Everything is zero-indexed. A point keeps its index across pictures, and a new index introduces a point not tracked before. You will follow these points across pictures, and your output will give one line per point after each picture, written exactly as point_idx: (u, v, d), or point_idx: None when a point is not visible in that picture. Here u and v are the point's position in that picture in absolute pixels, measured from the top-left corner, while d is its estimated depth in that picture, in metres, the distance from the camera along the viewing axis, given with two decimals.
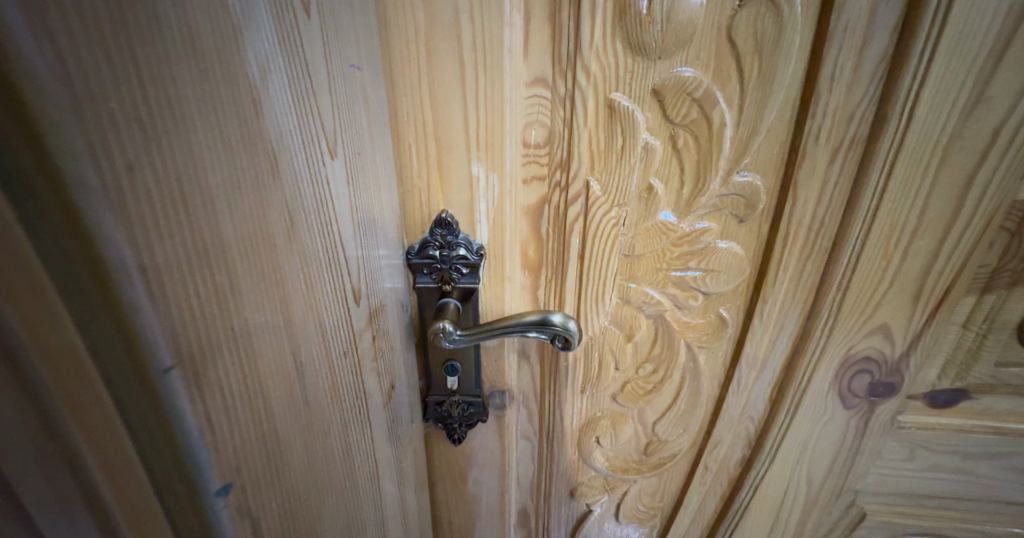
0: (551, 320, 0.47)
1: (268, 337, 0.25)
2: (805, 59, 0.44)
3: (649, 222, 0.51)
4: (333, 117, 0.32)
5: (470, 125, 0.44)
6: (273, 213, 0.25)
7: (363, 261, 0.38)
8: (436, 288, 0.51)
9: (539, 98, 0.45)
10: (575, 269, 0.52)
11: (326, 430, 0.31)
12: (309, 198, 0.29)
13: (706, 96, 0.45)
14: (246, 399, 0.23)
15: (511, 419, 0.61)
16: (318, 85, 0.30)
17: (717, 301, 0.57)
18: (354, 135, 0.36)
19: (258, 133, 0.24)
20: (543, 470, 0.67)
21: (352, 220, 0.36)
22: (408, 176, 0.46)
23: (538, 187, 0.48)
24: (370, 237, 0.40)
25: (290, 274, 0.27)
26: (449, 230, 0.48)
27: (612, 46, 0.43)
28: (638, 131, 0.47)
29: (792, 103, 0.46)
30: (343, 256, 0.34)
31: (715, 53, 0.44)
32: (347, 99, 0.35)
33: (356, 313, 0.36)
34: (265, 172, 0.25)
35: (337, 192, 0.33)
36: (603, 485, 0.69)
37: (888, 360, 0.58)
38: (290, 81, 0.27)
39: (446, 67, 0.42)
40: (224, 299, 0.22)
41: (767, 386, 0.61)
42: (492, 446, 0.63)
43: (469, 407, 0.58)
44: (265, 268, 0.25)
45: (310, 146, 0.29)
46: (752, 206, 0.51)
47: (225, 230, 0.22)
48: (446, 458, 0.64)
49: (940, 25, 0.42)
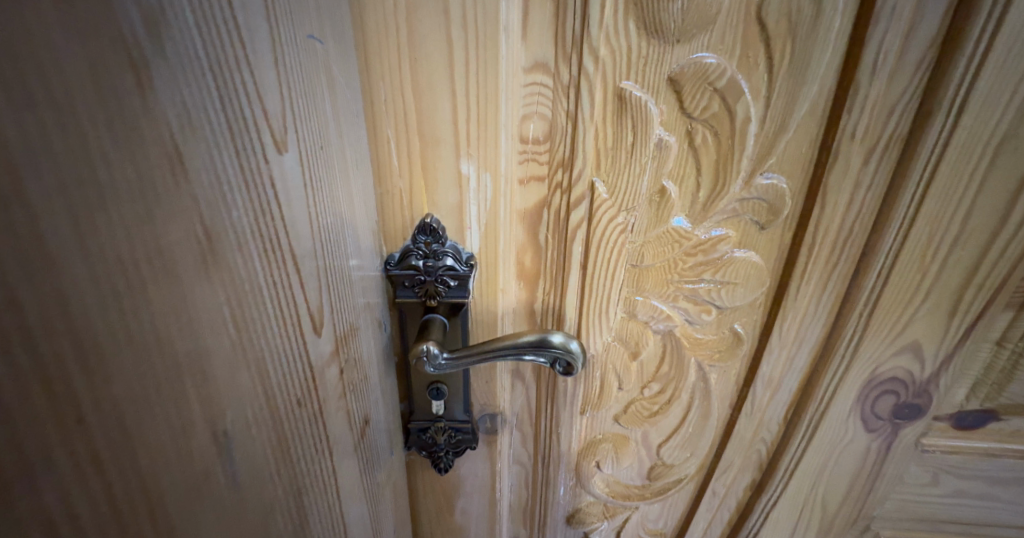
0: (550, 341, 0.41)
1: (156, 401, 0.19)
2: (844, 44, 0.38)
3: (660, 229, 0.46)
4: (278, 101, 0.26)
5: (460, 116, 0.38)
6: (173, 229, 0.19)
7: (325, 280, 0.31)
8: (419, 302, 0.44)
9: (538, 86, 0.38)
10: (577, 282, 0.47)
11: (262, 501, 0.25)
12: (240, 203, 0.23)
13: (730, 85, 0.40)
14: (109, 501, 0.17)
15: (503, 443, 0.56)
16: (253, 58, 0.24)
17: (731, 315, 0.51)
18: (311, 126, 0.29)
19: (142, 114, 0.18)
20: (537, 497, 0.61)
21: (312, 229, 0.29)
22: (387, 174, 0.40)
23: (536, 188, 0.42)
24: (336, 251, 0.33)
25: (205, 308, 0.21)
26: (435, 237, 0.42)
27: (624, 26, 0.37)
28: (651, 125, 0.41)
29: (826, 95, 0.40)
30: (296, 275, 0.28)
31: (744, 35, 0.38)
32: (300, 81, 0.28)
33: (316, 341, 0.30)
34: (158, 172, 0.18)
35: (286, 194, 0.26)
36: (603, 511, 0.63)
37: (917, 380, 0.53)
38: (203, 47, 0.20)
39: (432, 47, 0.36)
40: (62, 367, 0.16)
41: (782, 407, 0.56)
42: (482, 473, 0.57)
43: (457, 434, 0.52)
44: (155, 304, 0.19)
45: (239, 135, 0.23)
46: (776, 211, 0.45)
47: (72, 257, 0.16)
48: (432, 486, 0.57)
49: (1002, 7, 0.36)
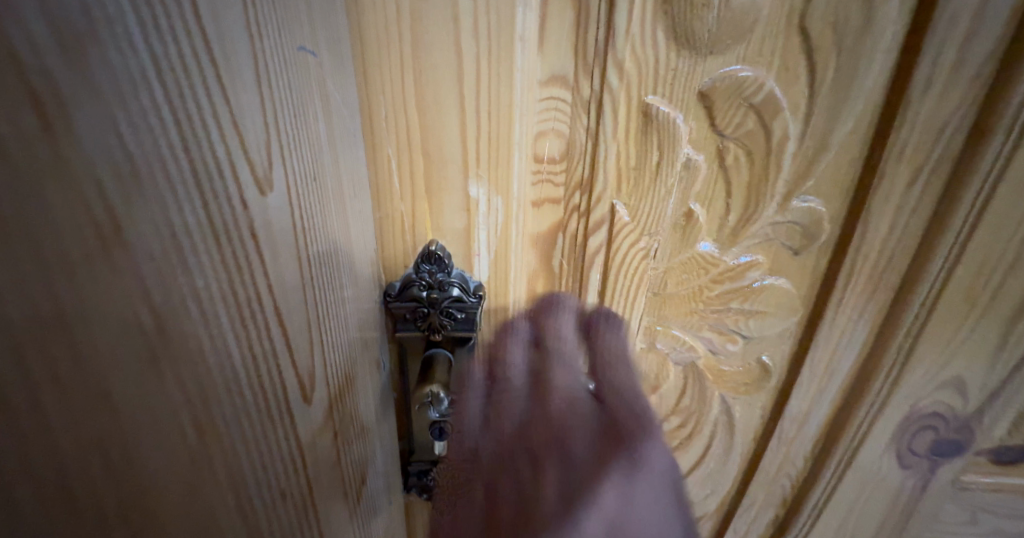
0: None
1: (63, 499, 0.17)
2: (893, 57, 0.35)
3: (686, 255, 0.42)
4: (253, 126, 0.22)
5: (468, 134, 0.34)
6: (102, 318, 0.17)
7: (309, 325, 0.28)
8: (421, 336, 0.41)
9: (555, 100, 0.35)
10: (593, 312, 0.43)
11: None
12: (192, 249, 0.19)
13: (767, 101, 0.36)
14: None
15: None
16: (221, 76, 0.20)
17: (759, 346, 0.47)
18: (296, 151, 0.25)
19: (66, 166, 0.15)
20: None
21: (294, 270, 0.26)
22: (388, 198, 0.36)
23: (550, 211, 0.38)
24: (325, 288, 0.29)
25: (141, 401, 0.18)
26: (440, 266, 0.38)
27: (652, 35, 0.34)
28: (678, 143, 0.37)
29: (871, 111, 0.36)
30: (266, 324, 0.24)
31: (784, 46, 0.34)
32: (284, 99, 0.24)
33: (290, 395, 0.26)
34: (81, 252, 0.16)
35: (261, 233, 0.23)
36: None
37: (959, 415, 0.49)
38: (149, 67, 0.17)
39: (439, 58, 0.32)
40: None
41: (809, 443, 0.52)
42: None
43: None
44: (71, 406, 0.16)
45: (196, 170, 0.19)
46: (811, 237, 0.41)
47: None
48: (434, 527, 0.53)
49: None
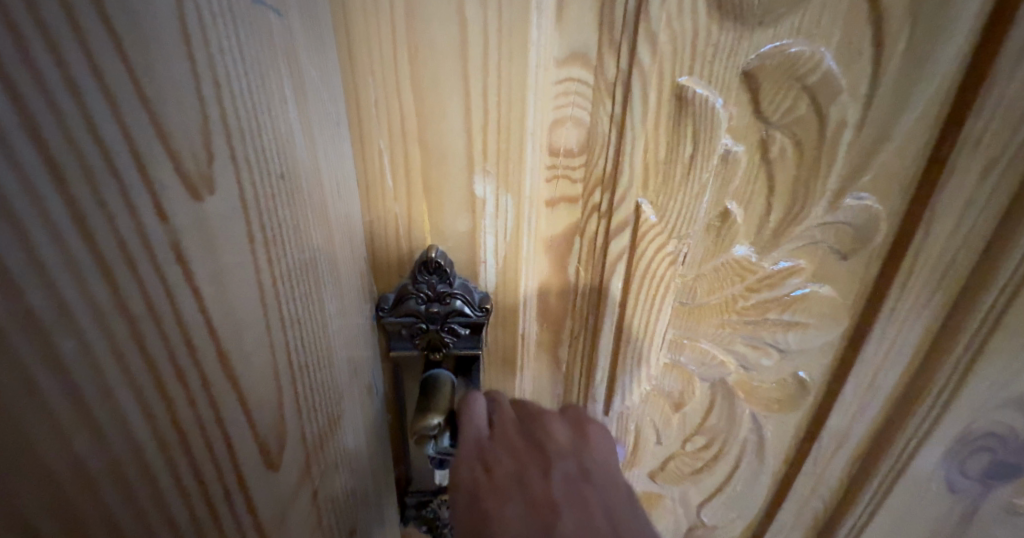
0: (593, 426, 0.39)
1: None
2: (976, 29, 0.29)
3: (719, 260, 0.36)
4: (195, 108, 0.17)
5: (473, 123, 0.29)
6: None
7: (273, 356, 0.23)
8: (419, 354, 0.36)
9: (575, 83, 0.30)
10: (613, 326, 0.38)
11: None
12: (100, 281, 0.14)
13: (823, 82, 0.31)
14: None
15: None
16: (142, 36, 0.14)
17: (797, 361, 0.42)
18: (254, 143, 0.20)
19: None
20: None
21: (253, 291, 0.21)
22: (378, 198, 0.31)
23: (566, 211, 0.33)
24: (297, 309, 0.24)
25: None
26: (439, 276, 0.33)
27: (693, 4, 0.28)
28: (717, 132, 0.32)
29: (944, 94, 0.31)
30: (218, 360, 0.19)
31: (848, 16, 0.29)
32: (238, 76, 0.19)
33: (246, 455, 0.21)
34: None
35: (206, 246, 0.18)
36: None
37: (1018, 436, 0.44)
38: None
39: (438, 30, 0.27)
40: None
41: (846, 464, 0.47)
42: None
43: None
44: None
45: (116, 165, 0.14)
46: (863, 239, 0.36)
47: None
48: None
49: None
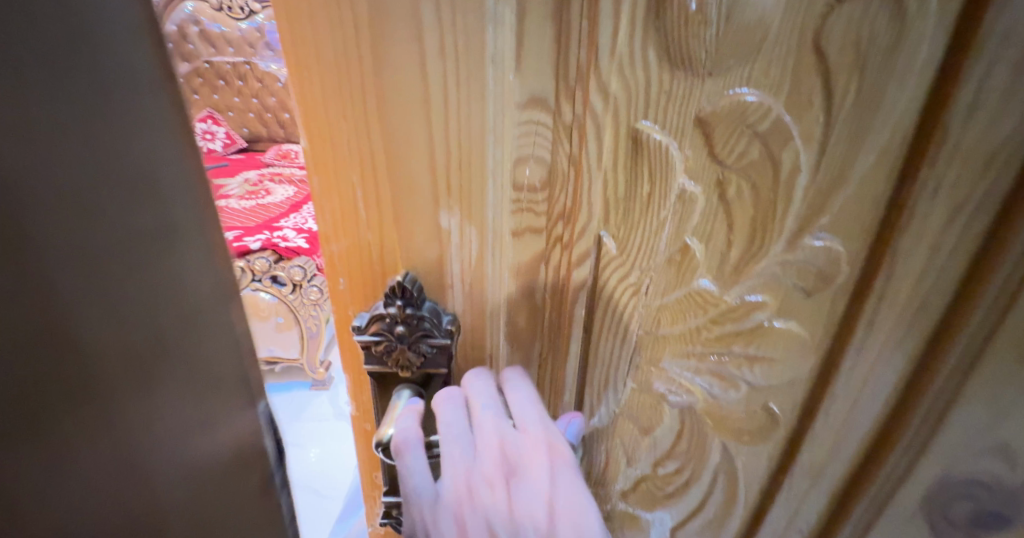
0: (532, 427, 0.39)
1: None
2: (928, 81, 0.30)
3: (682, 291, 0.38)
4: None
5: (438, 161, 0.32)
6: None
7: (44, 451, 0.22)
8: (392, 371, 0.38)
9: (535, 124, 0.31)
10: (578, 350, 0.39)
11: None
12: None
13: (773, 128, 0.32)
14: None
15: None
16: None
17: (767, 394, 0.42)
18: None
19: None
20: None
21: None
22: (353, 230, 0.34)
23: (531, 241, 0.35)
24: None
25: None
26: (408, 300, 0.35)
27: (643, 56, 0.30)
28: (673, 173, 0.34)
29: (899, 141, 0.32)
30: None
31: (796, 66, 0.30)
32: None
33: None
34: None
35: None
36: None
37: (1010, 490, 0.42)
38: None
39: (404, 79, 0.30)
40: None
41: (823, 499, 0.47)
42: None
43: None
44: None
45: None
46: (827, 277, 0.37)
47: None
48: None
49: None
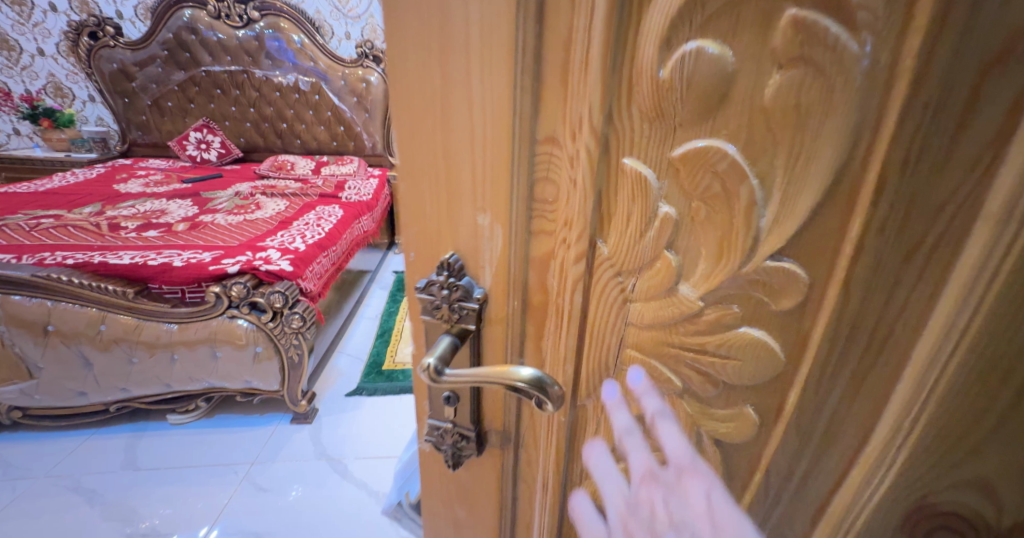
0: (545, 382, 0.47)
1: None
2: (864, 137, 0.38)
3: (663, 293, 0.46)
4: None
5: (478, 178, 0.46)
6: None
7: None
8: (439, 323, 0.52)
9: (548, 156, 0.45)
10: (575, 335, 0.49)
11: None
12: None
13: (731, 167, 0.41)
14: None
15: (506, 471, 0.57)
16: None
17: (742, 393, 0.48)
18: None
19: None
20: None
21: None
22: (421, 220, 0.50)
23: (544, 241, 0.48)
24: None
25: None
26: (452, 272, 0.49)
27: (628, 111, 0.42)
28: (651, 196, 0.43)
29: (844, 184, 0.39)
30: None
31: (749, 122, 0.40)
32: None
33: None
34: None
35: None
36: None
37: (991, 530, 0.45)
38: None
39: (459, 122, 0.45)
40: None
41: (807, 510, 0.51)
42: (480, 500, 0.60)
43: (462, 439, 0.54)
44: None
45: None
46: (790, 295, 0.43)
47: None
48: (437, 510, 0.62)
49: None
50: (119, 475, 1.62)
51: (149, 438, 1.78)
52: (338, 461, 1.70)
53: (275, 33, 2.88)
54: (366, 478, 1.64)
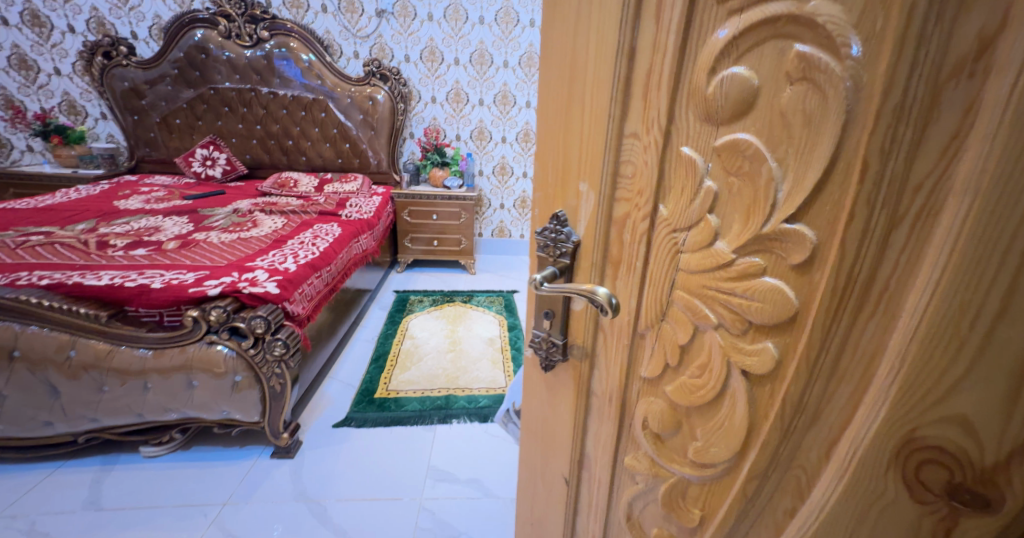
0: (609, 300, 0.66)
1: None
2: (853, 132, 0.53)
3: (705, 247, 0.63)
4: None
5: (584, 158, 0.69)
6: None
7: None
8: (547, 260, 0.75)
9: (631, 145, 0.66)
10: (642, 275, 0.69)
11: None
12: None
13: (757, 154, 0.58)
14: None
15: (586, 381, 0.77)
16: None
17: (766, 331, 0.62)
18: None
19: None
20: (598, 444, 0.79)
21: None
22: (547, 187, 0.74)
23: (623, 205, 0.68)
24: None
25: None
26: (558, 223, 0.73)
27: (687, 114, 0.62)
28: (700, 173, 0.62)
29: (841, 166, 0.55)
30: None
31: (771, 122, 0.57)
32: None
33: None
34: None
35: None
36: (648, 468, 0.74)
37: (975, 464, 0.53)
38: None
39: (576, 121, 0.69)
40: None
41: (820, 439, 0.62)
42: (564, 402, 0.80)
43: (553, 345, 0.76)
44: None
45: None
46: (801, 251, 0.58)
47: None
48: (536, 408, 0.84)
49: (996, 124, 0.47)
50: (77, 515, 1.53)
51: (117, 476, 1.68)
52: (317, 503, 1.61)
53: (282, 44, 3.21)
54: (345, 527, 1.53)
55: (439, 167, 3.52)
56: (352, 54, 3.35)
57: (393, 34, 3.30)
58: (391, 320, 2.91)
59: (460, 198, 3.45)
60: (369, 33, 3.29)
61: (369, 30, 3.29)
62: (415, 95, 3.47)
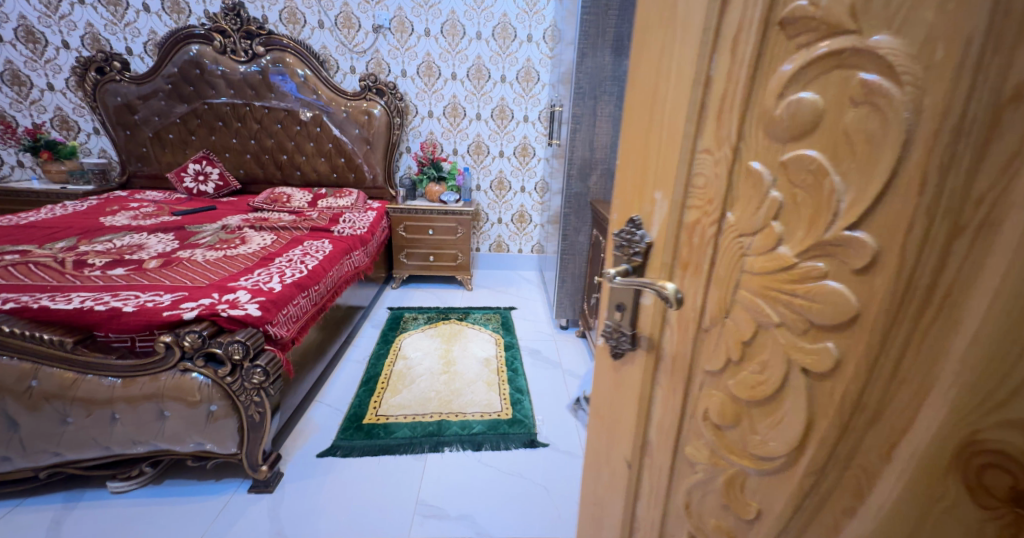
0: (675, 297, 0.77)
1: None
2: (913, 149, 0.59)
3: (769, 252, 0.70)
4: None
5: (662, 171, 0.80)
6: None
7: None
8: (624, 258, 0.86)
9: (705, 160, 0.75)
10: (710, 276, 0.76)
11: None
12: None
13: (820, 168, 0.65)
14: None
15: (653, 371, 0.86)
16: None
17: (826, 333, 0.67)
18: None
19: None
20: (662, 431, 0.86)
21: None
22: (631, 196, 0.86)
23: (694, 212, 0.77)
24: None
25: None
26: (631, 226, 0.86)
27: (756, 133, 0.69)
28: (767, 185, 0.69)
29: (901, 180, 0.60)
30: None
31: (835, 140, 0.64)
32: None
33: None
34: None
35: None
36: (709, 457, 0.80)
37: None
38: None
39: (658, 140, 0.80)
40: None
41: (878, 440, 0.64)
42: (635, 388, 0.89)
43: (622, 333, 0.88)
44: None
45: None
46: (862, 256, 0.63)
47: None
48: (611, 393, 0.94)
49: None
50: None
51: (80, 514, 1.76)
52: None
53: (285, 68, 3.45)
54: None
55: (437, 183, 3.74)
56: (352, 69, 3.61)
57: (392, 49, 3.57)
58: (387, 342, 3.01)
59: (460, 214, 3.65)
60: (368, 47, 3.52)
61: (366, 45, 3.53)
62: (412, 110, 3.75)
